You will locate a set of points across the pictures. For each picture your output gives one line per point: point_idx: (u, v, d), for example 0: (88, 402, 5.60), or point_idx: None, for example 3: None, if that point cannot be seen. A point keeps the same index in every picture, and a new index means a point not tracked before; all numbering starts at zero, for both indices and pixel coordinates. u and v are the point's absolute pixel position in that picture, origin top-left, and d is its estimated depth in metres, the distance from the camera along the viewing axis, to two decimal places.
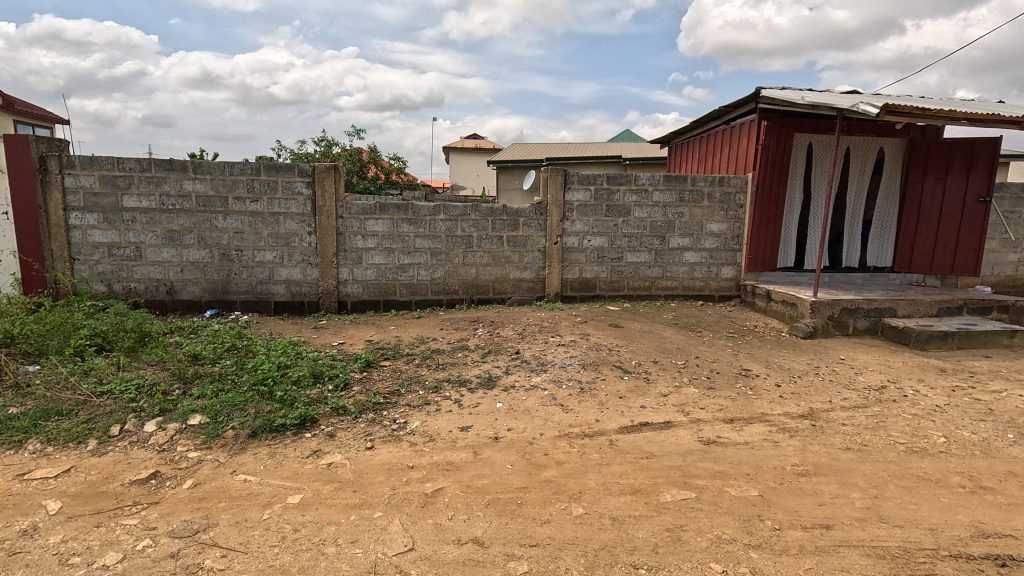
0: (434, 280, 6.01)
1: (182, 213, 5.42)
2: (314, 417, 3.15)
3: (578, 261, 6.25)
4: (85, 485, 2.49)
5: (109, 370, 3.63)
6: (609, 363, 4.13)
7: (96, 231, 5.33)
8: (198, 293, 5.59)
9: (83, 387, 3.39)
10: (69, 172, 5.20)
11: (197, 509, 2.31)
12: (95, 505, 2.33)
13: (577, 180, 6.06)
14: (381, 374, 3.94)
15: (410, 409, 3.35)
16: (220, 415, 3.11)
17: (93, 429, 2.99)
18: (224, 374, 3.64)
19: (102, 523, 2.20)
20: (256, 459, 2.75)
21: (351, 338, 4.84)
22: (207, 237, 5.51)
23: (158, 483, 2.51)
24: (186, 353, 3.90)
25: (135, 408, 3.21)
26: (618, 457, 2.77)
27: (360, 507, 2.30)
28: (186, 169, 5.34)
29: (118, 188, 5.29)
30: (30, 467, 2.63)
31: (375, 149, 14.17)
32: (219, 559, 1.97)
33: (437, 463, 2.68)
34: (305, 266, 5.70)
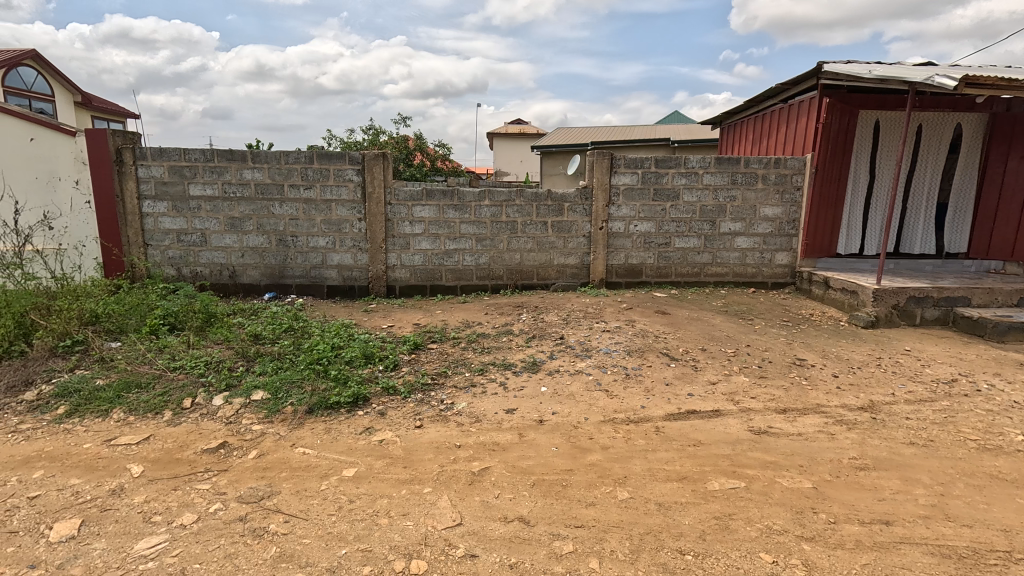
0: (479, 266, 6.08)
1: (242, 201, 5.71)
2: (366, 396, 3.29)
3: (624, 247, 6.16)
4: (163, 452, 2.71)
5: (181, 348, 3.91)
6: (655, 349, 4.08)
7: (166, 218, 5.69)
8: (257, 277, 5.90)
9: (159, 363, 3.67)
10: (141, 163, 5.56)
11: (261, 477, 2.47)
12: (172, 470, 2.53)
13: (624, 164, 5.94)
14: (429, 357, 4.04)
15: (457, 391, 3.43)
16: (280, 391, 3.31)
17: (168, 401, 3.24)
18: (283, 354, 3.85)
19: (179, 486, 2.40)
20: (313, 433, 2.90)
21: (400, 321, 4.99)
22: (265, 224, 5.78)
23: (226, 452, 2.70)
24: (248, 334, 4.16)
25: (205, 382, 3.45)
26: (664, 444, 2.74)
27: (411, 482, 2.40)
28: (246, 159, 5.60)
29: (185, 178, 5.62)
30: (116, 433, 2.89)
31: (421, 135, 14.33)
32: (282, 524, 2.11)
33: (484, 443, 2.74)
34: (356, 252, 5.89)
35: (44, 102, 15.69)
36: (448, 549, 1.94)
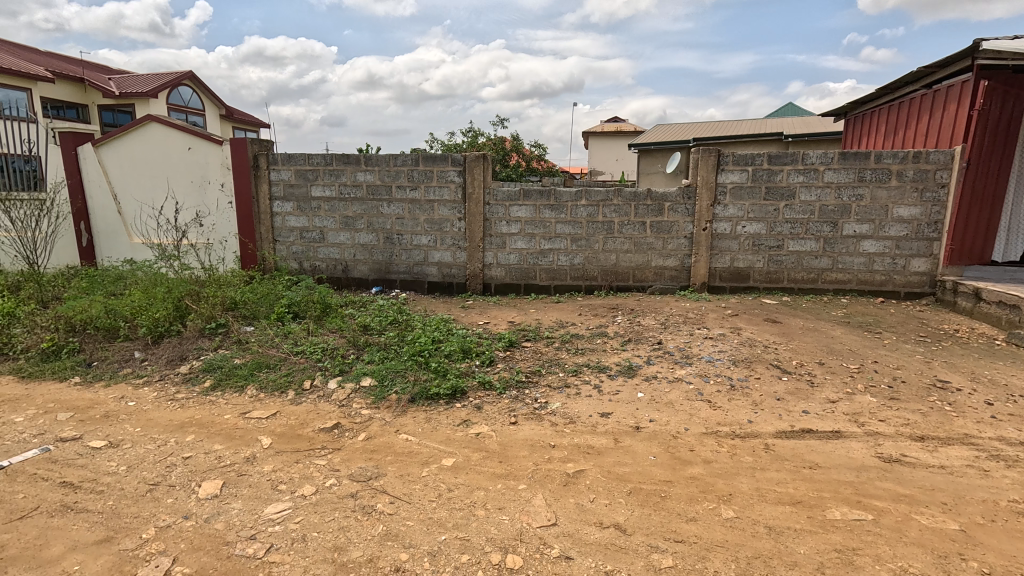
0: (573, 266, 6.04)
1: (356, 201, 6.17)
2: (463, 389, 3.40)
3: (730, 249, 5.79)
4: (287, 427, 3.01)
5: (302, 334, 4.32)
6: (764, 360, 3.78)
7: (292, 217, 6.31)
8: (366, 272, 6.35)
9: (284, 347, 4.09)
10: (273, 168, 6.21)
11: (370, 458, 2.65)
12: (294, 444, 2.80)
13: (732, 161, 5.58)
14: (523, 355, 4.09)
15: (551, 391, 3.44)
16: (386, 379, 3.53)
17: (291, 381, 3.60)
18: (388, 344, 4.11)
19: (301, 459, 2.65)
20: (415, 421, 3.06)
21: (495, 318, 5.11)
22: (375, 223, 6.21)
23: (339, 432, 2.94)
24: (358, 324, 4.49)
25: (321, 367, 3.78)
26: (774, 463, 2.53)
27: (506, 477, 2.44)
28: (360, 162, 6.04)
29: (308, 180, 6.19)
30: (249, 407, 3.27)
31: (518, 136, 14.57)
32: (388, 505, 2.24)
33: (579, 446, 2.71)
34: (455, 250, 6.13)
35: (197, 116, 18.15)
36: (543, 548, 1.95)
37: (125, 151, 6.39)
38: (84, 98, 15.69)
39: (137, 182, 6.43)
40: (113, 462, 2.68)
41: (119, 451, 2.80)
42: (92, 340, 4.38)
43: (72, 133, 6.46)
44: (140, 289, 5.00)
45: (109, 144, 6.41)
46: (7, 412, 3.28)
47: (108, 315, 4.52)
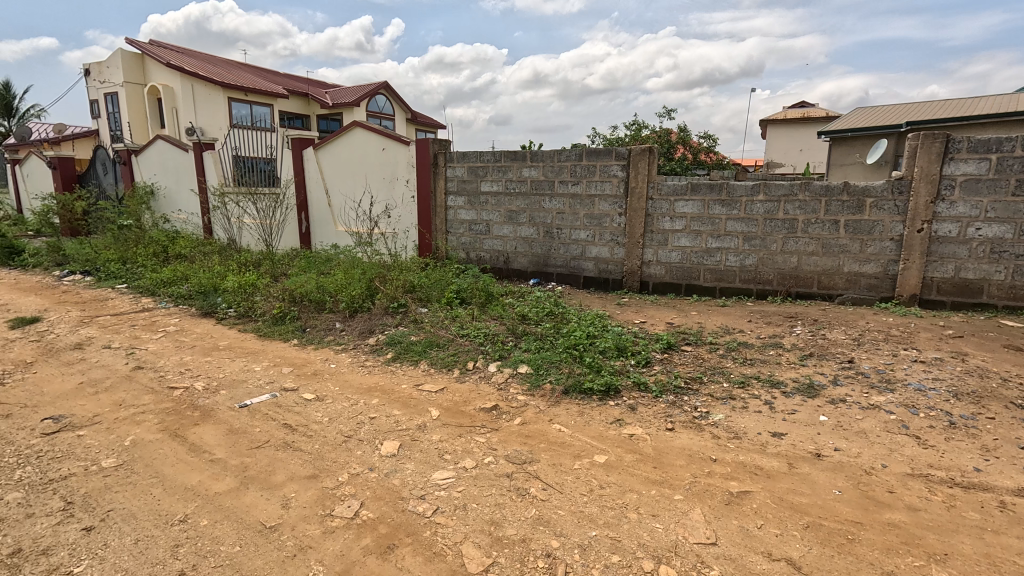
0: (744, 268, 5.51)
1: (520, 195, 6.44)
2: (617, 387, 3.35)
3: (955, 256, 4.73)
4: (453, 402, 3.30)
5: (468, 319, 4.67)
6: (1002, 397, 3.02)
7: (463, 210, 6.84)
8: (525, 264, 6.60)
9: (452, 329, 4.47)
10: (450, 165, 6.80)
11: (524, 442, 2.77)
12: (458, 419, 3.06)
13: (967, 147, 4.53)
14: (683, 359, 3.87)
15: (713, 400, 3.20)
16: (542, 369, 3.64)
17: (457, 360, 3.93)
18: (545, 335, 4.22)
19: (463, 434, 2.89)
20: (568, 413, 3.10)
21: (652, 318, 4.92)
22: (536, 217, 6.41)
23: (497, 414, 3.12)
24: (517, 313, 4.70)
25: (483, 350, 4.05)
26: (1014, 527, 2.01)
27: (661, 484, 2.34)
28: (526, 159, 6.29)
29: (478, 176, 6.65)
30: (422, 380, 3.66)
31: (686, 127, 13.76)
32: (541, 490, 2.32)
33: (744, 464, 2.48)
34: (613, 246, 6.04)
35: (388, 120, 20.71)
36: (701, 567, 1.83)
37: (335, 153, 7.55)
38: (307, 110, 18.65)
39: (343, 179, 7.56)
40: (319, 413, 3.24)
41: (323, 404, 3.37)
42: (307, 310, 5.31)
43: (300, 139, 7.87)
44: (342, 270, 5.91)
45: (324, 147, 7.64)
46: (250, 362, 4.16)
47: (318, 290, 5.43)
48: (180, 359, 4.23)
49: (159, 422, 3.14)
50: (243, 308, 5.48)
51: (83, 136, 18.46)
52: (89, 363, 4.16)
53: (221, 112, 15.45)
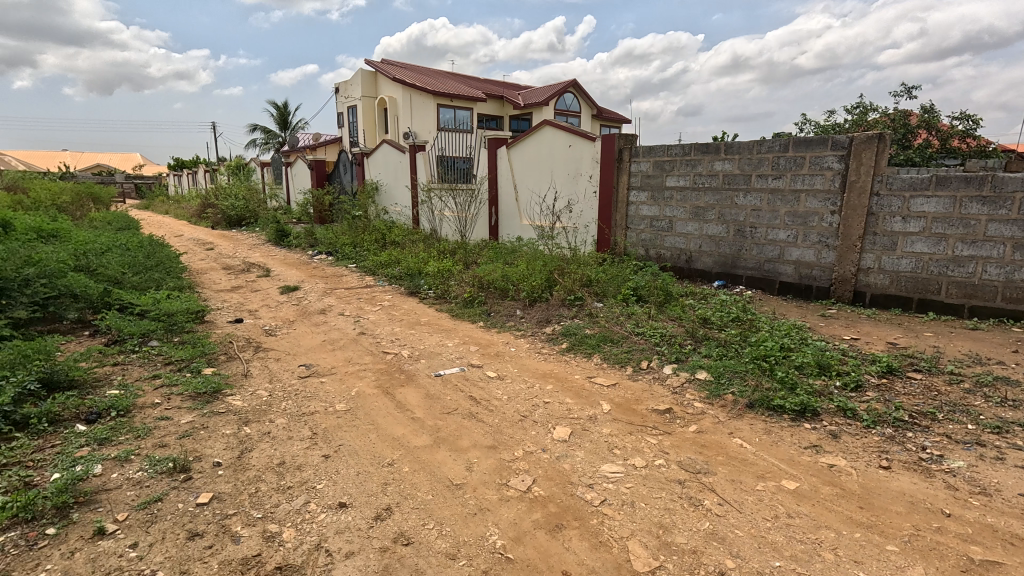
0: (1010, 284, 4.32)
1: (709, 191, 6.03)
2: (815, 409, 2.94)
3: None
4: (624, 399, 3.29)
5: (644, 317, 4.56)
6: None
7: (645, 206, 6.66)
8: (710, 264, 6.16)
9: (628, 326, 4.43)
10: (634, 160, 6.67)
11: (699, 451, 2.63)
12: (629, 417, 3.05)
13: None
14: (908, 388, 3.21)
15: (949, 443, 2.60)
16: (723, 377, 3.40)
17: (631, 358, 3.90)
18: (729, 342, 3.90)
19: (634, 432, 2.87)
20: (752, 429, 2.84)
21: (867, 336, 4.18)
22: (726, 214, 5.93)
23: (671, 418, 3.01)
24: (698, 316, 4.42)
25: (659, 350, 3.94)
26: None
27: (867, 528, 2.01)
28: (719, 151, 5.86)
29: (664, 171, 6.40)
30: (595, 373, 3.73)
31: (933, 107, 11.22)
32: (716, 505, 2.18)
33: (993, 528, 1.98)
34: (820, 248, 5.27)
35: (574, 117, 21.13)
36: None
37: (525, 151, 8.01)
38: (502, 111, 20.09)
39: (530, 176, 7.98)
40: (499, 391, 3.53)
41: (503, 383, 3.66)
42: (492, 296, 5.79)
43: (495, 138, 8.56)
44: (524, 261, 6.27)
45: (516, 146, 8.16)
46: (444, 338, 4.71)
47: (502, 279, 5.87)
48: (392, 329, 5.01)
49: (375, 379, 3.78)
50: (440, 290, 6.21)
51: (331, 143, 22.79)
52: (329, 325, 5.19)
53: (431, 118, 17.58)
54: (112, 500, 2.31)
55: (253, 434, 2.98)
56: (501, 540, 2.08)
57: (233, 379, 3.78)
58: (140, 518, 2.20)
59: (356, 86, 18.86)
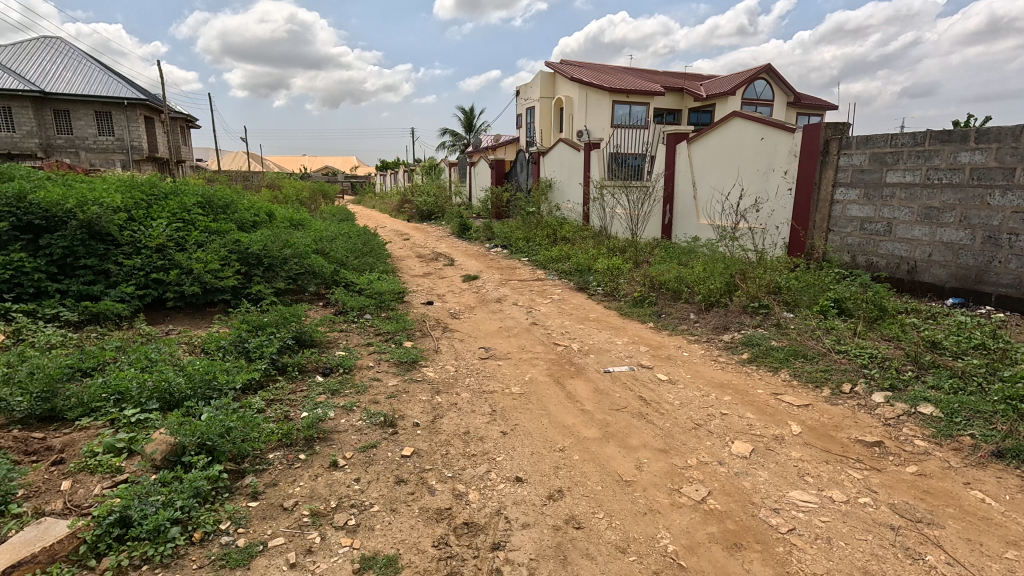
0: None
1: (949, 188, 4.87)
2: None
3: None
4: (819, 423, 2.95)
5: (848, 333, 3.97)
6: None
7: (854, 205, 5.66)
8: (943, 276, 4.97)
9: (826, 341, 3.92)
10: (844, 152, 5.71)
11: (920, 498, 2.26)
12: (826, 444, 2.74)
13: None
14: None
15: None
16: (958, 416, 2.81)
17: (828, 378, 3.46)
18: (969, 373, 3.17)
19: (831, 462, 2.57)
20: (999, 484, 2.32)
21: None
22: (972, 217, 4.72)
23: (881, 452, 2.63)
24: (924, 337, 3.65)
25: (867, 374, 3.41)
26: None
27: None
28: (966, 140, 4.70)
29: (885, 165, 5.37)
30: (782, 390, 3.40)
31: None
32: (944, 563, 1.87)
33: None
34: None
35: (764, 107, 19.11)
36: None
37: (710, 145, 7.50)
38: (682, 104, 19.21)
39: (714, 172, 7.46)
40: (671, 395, 3.43)
41: (676, 387, 3.54)
42: (663, 297, 5.60)
43: (675, 134, 8.20)
44: (701, 263, 5.92)
45: (699, 140, 7.71)
46: (613, 335, 4.72)
47: (676, 280, 5.63)
48: (562, 322, 5.19)
49: (547, 368, 3.98)
50: (609, 288, 6.21)
51: (509, 142, 24.22)
52: (505, 313, 5.57)
53: (605, 115, 17.54)
54: (341, 440, 2.84)
55: (443, 403, 3.38)
56: (673, 546, 2.05)
57: (426, 353, 4.31)
58: (361, 459, 2.67)
59: (536, 87, 19.69)
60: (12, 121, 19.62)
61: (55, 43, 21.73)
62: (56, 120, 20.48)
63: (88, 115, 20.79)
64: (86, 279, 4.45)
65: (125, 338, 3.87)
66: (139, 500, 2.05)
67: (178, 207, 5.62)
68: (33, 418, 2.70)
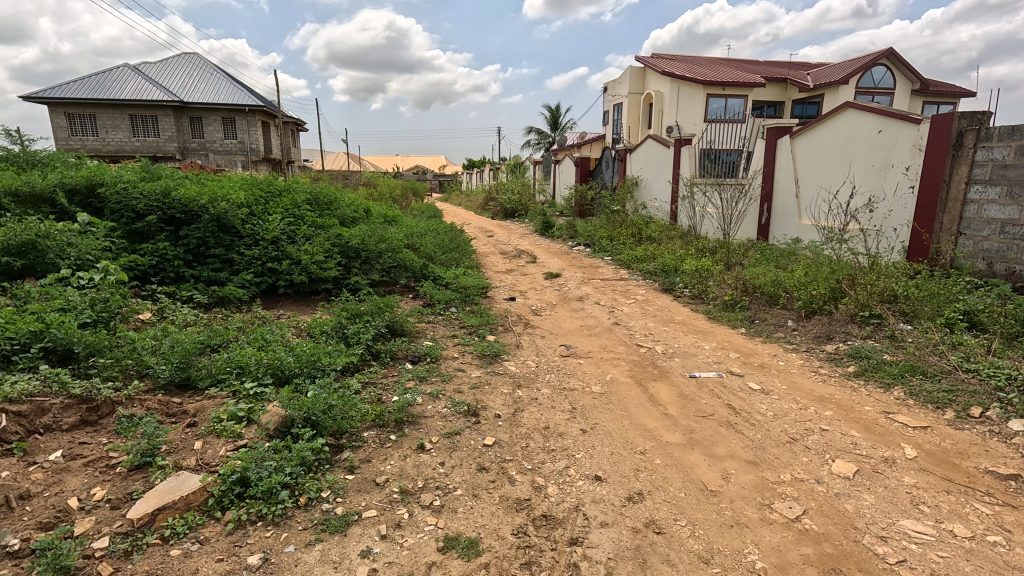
0: None
1: None
2: None
3: None
4: (939, 448, 2.65)
5: (980, 350, 3.50)
6: None
7: (994, 206, 4.84)
8: None
9: (951, 358, 3.49)
10: (983, 146, 4.92)
11: None
12: (947, 471, 2.46)
13: None
14: None
15: None
16: None
17: (953, 400, 3.09)
18: None
19: (953, 492, 2.30)
20: None
21: None
22: None
23: (1018, 487, 2.31)
24: None
25: (1001, 399, 2.99)
26: None
27: None
28: None
29: None
30: (894, 409, 3.09)
31: None
32: None
33: None
34: None
35: (883, 95, 17.26)
36: None
37: (818, 140, 6.91)
38: (784, 96, 18.02)
39: (821, 169, 6.87)
40: (764, 405, 3.23)
41: (769, 398, 3.33)
42: (758, 302, 5.27)
43: (777, 128, 7.67)
44: (802, 266, 5.50)
45: (805, 135, 7.13)
46: (701, 339, 4.53)
47: (773, 284, 5.27)
48: (646, 323, 5.06)
49: (628, 369, 3.90)
50: (698, 290, 5.95)
51: (594, 140, 23.89)
52: (586, 312, 5.54)
53: (698, 109, 16.75)
54: (428, 425, 2.99)
55: (524, 397, 3.44)
56: (762, 564, 1.95)
57: (508, 348, 4.40)
58: (446, 444, 2.80)
59: (624, 83, 19.23)
60: (158, 128, 22.58)
61: (192, 59, 24.72)
62: (192, 126, 23.27)
63: (216, 121, 23.40)
64: (214, 267, 5.05)
65: (245, 320, 4.34)
66: (256, 463, 2.30)
67: (290, 203, 6.18)
68: (174, 384, 3.12)
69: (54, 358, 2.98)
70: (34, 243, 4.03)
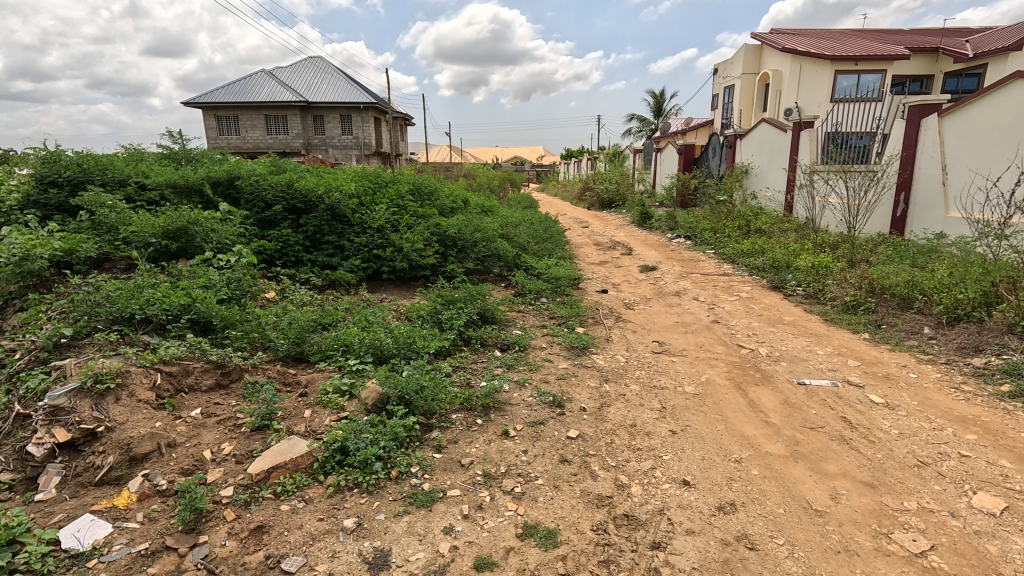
0: None
1: None
2: None
3: None
4: None
5: None
6: None
7: None
8: None
9: None
10: None
11: None
12: None
13: None
14: None
15: None
16: None
17: None
18: None
19: None
20: None
21: None
22: None
23: None
24: None
25: None
26: None
27: None
28: None
29: None
30: None
31: None
32: None
33: None
34: None
35: None
36: None
37: (977, 117, 5.89)
38: (934, 68, 15.58)
39: (979, 151, 5.86)
40: (887, 422, 2.85)
41: (894, 414, 2.94)
42: (887, 304, 4.65)
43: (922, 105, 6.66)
44: (945, 265, 4.78)
45: (959, 112, 6.14)
46: (813, 343, 4.11)
47: (907, 284, 4.62)
48: (749, 322, 4.70)
49: (727, 371, 3.66)
50: (813, 289, 5.40)
51: (701, 126, 22.49)
52: (683, 307, 5.27)
53: (823, 88, 15.08)
54: (514, 413, 3.03)
55: (611, 392, 3.36)
56: None
57: (598, 341, 4.33)
58: (530, 432, 2.83)
59: (737, 63, 17.84)
60: (287, 126, 25.08)
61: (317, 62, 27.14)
62: (315, 124, 25.56)
63: (336, 118, 25.49)
64: (328, 253, 5.51)
65: (352, 302, 4.70)
66: (355, 435, 2.48)
67: (394, 194, 6.55)
68: (290, 356, 3.47)
69: (198, 328, 3.45)
70: (186, 229, 4.66)
